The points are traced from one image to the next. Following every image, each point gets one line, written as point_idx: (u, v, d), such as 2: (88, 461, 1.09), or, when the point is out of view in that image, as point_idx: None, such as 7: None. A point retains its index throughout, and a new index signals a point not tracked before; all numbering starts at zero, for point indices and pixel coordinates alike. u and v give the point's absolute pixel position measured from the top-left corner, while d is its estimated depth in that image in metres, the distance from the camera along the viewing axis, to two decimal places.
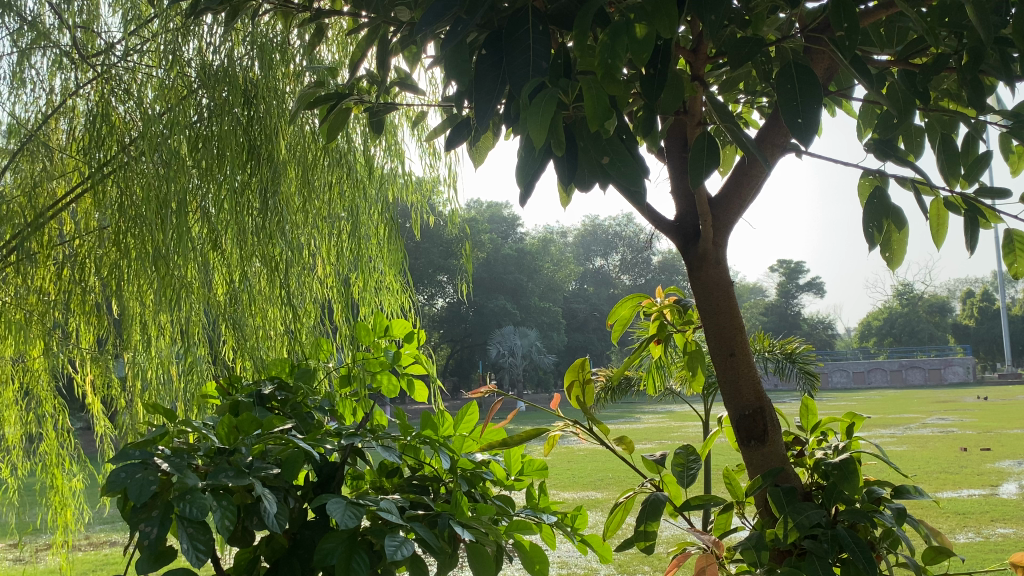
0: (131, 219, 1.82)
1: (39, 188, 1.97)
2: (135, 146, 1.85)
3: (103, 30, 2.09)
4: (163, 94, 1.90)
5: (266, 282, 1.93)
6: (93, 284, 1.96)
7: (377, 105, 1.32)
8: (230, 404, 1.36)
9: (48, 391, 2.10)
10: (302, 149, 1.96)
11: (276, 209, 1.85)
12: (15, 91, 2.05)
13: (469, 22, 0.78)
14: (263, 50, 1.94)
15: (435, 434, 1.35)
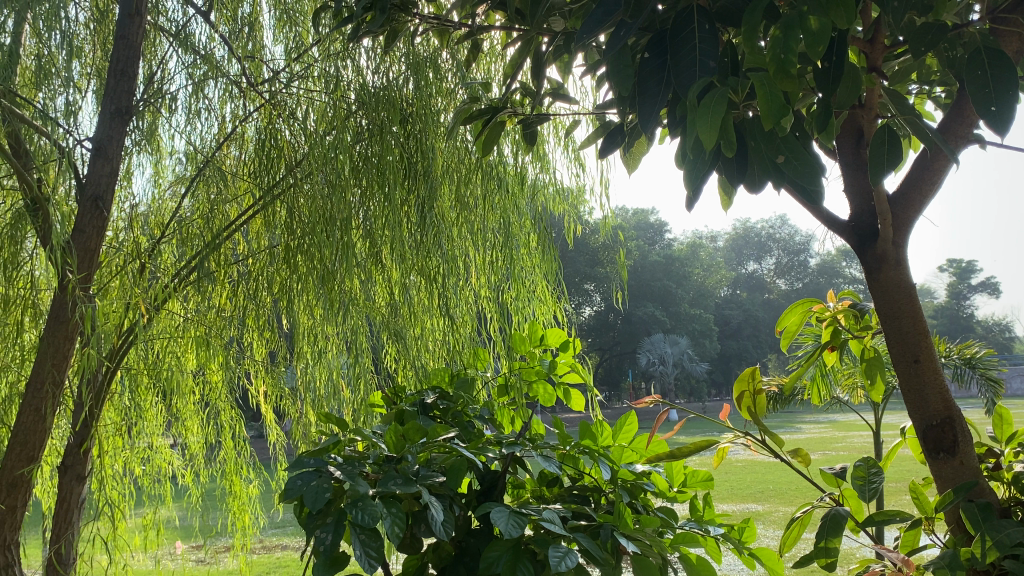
0: (300, 235, 1.95)
1: (216, 210, 2.08)
2: (303, 169, 1.96)
3: (267, 59, 2.20)
4: (326, 117, 1.99)
5: (424, 294, 1.99)
6: (266, 300, 2.07)
7: (531, 117, 1.32)
8: (396, 412, 1.41)
9: (225, 402, 2.22)
10: (456, 167, 2.03)
11: (433, 226, 1.92)
12: (191, 121, 2.16)
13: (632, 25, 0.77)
14: (417, 68, 2.00)
15: (594, 444, 1.35)
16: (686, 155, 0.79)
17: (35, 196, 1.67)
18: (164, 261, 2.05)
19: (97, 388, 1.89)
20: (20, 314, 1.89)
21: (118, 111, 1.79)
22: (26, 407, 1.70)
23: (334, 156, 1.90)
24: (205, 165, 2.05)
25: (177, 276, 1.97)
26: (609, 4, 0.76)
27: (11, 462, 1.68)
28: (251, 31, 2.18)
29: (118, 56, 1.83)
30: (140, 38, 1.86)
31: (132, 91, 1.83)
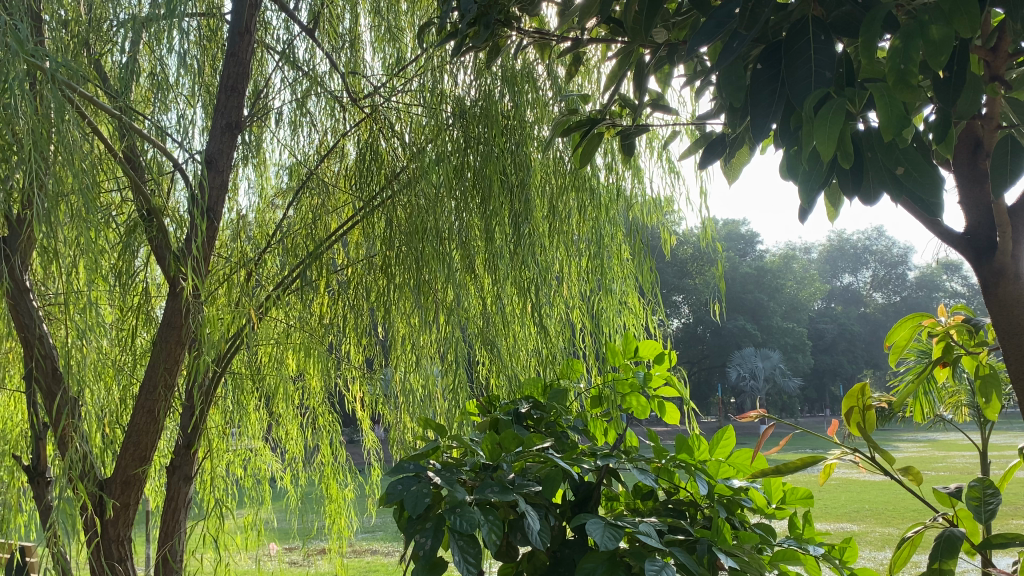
0: (395, 247, 2.00)
1: (318, 221, 2.15)
2: (401, 181, 2.01)
3: (368, 73, 2.26)
4: (424, 130, 2.04)
5: (517, 306, 2.01)
6: (364, 309, 2.12)
7: (630, 129, 1.32)
8: (491, 421, 1.43)
9: (323, 407, 2.30)
10: (548, 177, 2.05)
11: (528, 237, 1.94)
12: (293, 135, 2.23)
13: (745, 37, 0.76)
14: (513, 81, 2.01)
15: (690, 458, 1.33)
16: (800, 169, 0.80)
17: (150, 207, 1.75)
18: (268, 271, 2.11)
19: (205, 391, 1.97)
20: (134, 320, 1.98)
21: (228, 125, 1.90)
22: (140, 409, 1.79)
23: (431, 169, 1.93)
24: (307, 178, 2.11)
25: (281, 285, 2.03)
26: (721, 17, 0.77)
27: (125, 462, 1.77)
28: (352, 47, 2.23)
29: (229, 73, 1.92)
30: (248, 56, 1.94)
31: (242, 106, 1.93)
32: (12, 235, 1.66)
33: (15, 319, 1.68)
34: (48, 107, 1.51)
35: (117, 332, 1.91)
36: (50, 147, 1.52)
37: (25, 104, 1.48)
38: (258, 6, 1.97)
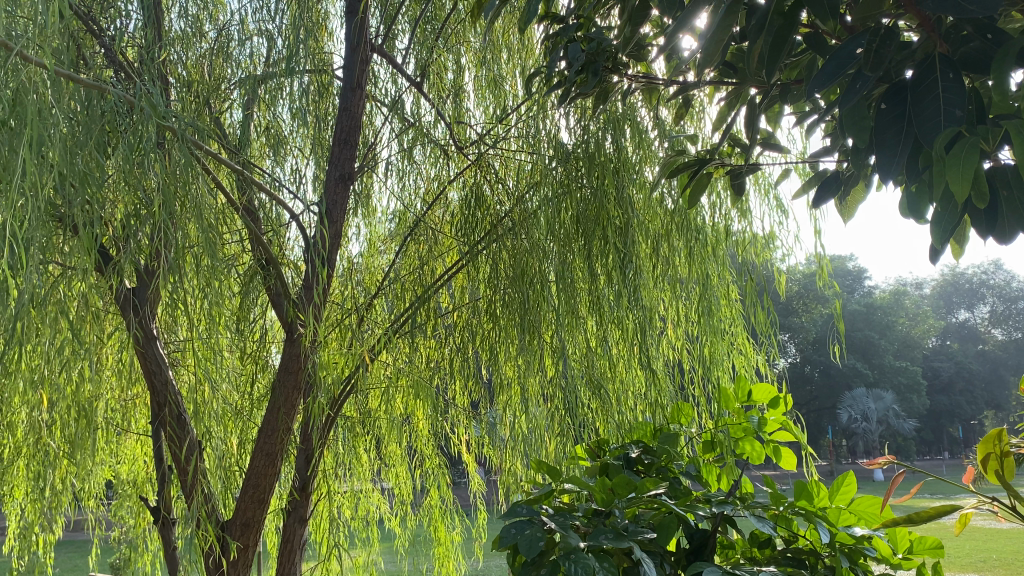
0: (500, 291, 2.02)
1: (426, 266, 2.21)
2: (505, 224, 2.04)
3: (471, 122, 2.30)
4: (529, 175, 2.07)
5: (624, 348, 1.98)
6: (470, 351, 2.14)
7: (740, 169, 1.30)
8: (601, 465, 1.42)
9: (431, 450, 2.33)
10: (657, 220, 2.05)
11: (634, 280, 1.89)
12: (401, 184, 2.28)
13: (870, 78, 0.76)
14: (616, 123, 2.01)
15: (810, 505, 1.29)
16: (933, 210, 0.81)
17: (269, 257, 1.84)
18: (377, 316, 2.17)
19: (318, 435, 2.02)
20: (252, 366, 2.05)
21: (342, 177, 1.99)
22: (260, 452, 1.86)
23: (534, 213, 2.00)
24: (415, 225, 2.17)
25: (390, 330, 2.07)
26: (843, 57, 0.77)
27: (245, 503, 1.84)
28: (456, 97, 2.29)
29: (342, 127, 2.01)
30: (360, 109, 2.03)
31: (354, 158, 2.01)
32: (142, 286, 1.76)
33: (143, 365, 1.77)
34: (178, 166, 1.60)
35: (237, 377, 1.98)
36: (181, 205, 1.60)
37: (157, 164, 1.57)
38: (368, 62, 2.05)
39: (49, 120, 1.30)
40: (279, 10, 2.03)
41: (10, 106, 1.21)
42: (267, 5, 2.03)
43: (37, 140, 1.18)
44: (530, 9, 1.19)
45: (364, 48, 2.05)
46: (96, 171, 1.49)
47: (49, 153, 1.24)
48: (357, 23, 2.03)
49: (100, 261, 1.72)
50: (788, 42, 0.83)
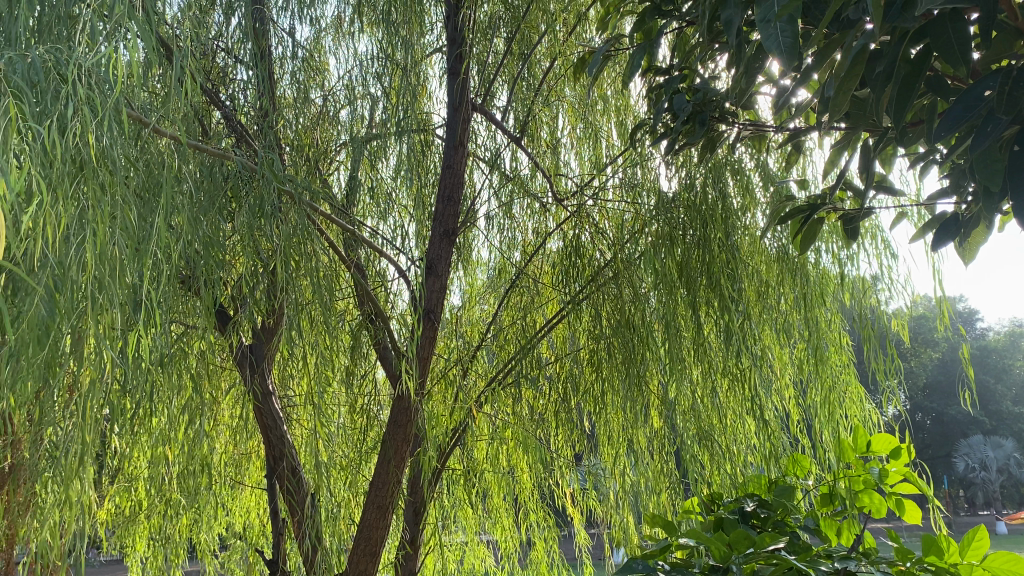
0: (603, 342, 2.02)
1: (529, 316, 2.21)
2: (607, 274, 2.05)
3: (568, 173, 2.32)
4: (629, 225, 2.07)
5: (734, 398, 1.95)
6: (572, 402, 2.12)
7: (854, 213, 1.27)
8: (716, 519, 1.40)
9: (536, 502, 2.31)
10: (768, 267, 2.01)
11: (741, 328, 1.87)
12: (501, 240, 2.27)
13: (1003, 121, 0.76)
14: (718, 171, 2.00)
15: (940, 561, 1.24)
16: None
17: (378, 312, 1.88)
18: (481, 367, 2.20)
19: (426, 488, 2.04)
20: (359, 420, 2.08)
21: (446, 233, 2.03)
22: (371, 505, 1.89)
23: (636, 262, 1.99)
24: (514, 278, 2.18)
25: (494, 382, 2.09)
26: (970, 101, 0.79)
27: (358, 556, 1.87)
28: (553, 149, 2.31)
29: (446, 184, 2.06)
30: (462, 166, 2.08)
31: (458, 213, 2.06)
32: (258, 345, 1.83)
33: (260, 421, 1.85)
34: (294, 228, 1.68)
35: (347, 431, 2.02)
36: (298, 266, 1.68)
37: (275, 227, 1.63)
38: (469, 120, 2.10)
39: (181, 189, 1.38)
40: (378, 76, 2.08)
41: (146, 179, 1.28)
42: (369, 72, 2.08)
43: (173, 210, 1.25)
44: (635, 61, 1.20)
45: (466, 107, 2.09)
46: (219, 236, 1.57)
47: (181, 220, 1.32)
48: (459, 84, 2.09)
49: (219, 320, 1.79)
50: (915, 87, 0.82)
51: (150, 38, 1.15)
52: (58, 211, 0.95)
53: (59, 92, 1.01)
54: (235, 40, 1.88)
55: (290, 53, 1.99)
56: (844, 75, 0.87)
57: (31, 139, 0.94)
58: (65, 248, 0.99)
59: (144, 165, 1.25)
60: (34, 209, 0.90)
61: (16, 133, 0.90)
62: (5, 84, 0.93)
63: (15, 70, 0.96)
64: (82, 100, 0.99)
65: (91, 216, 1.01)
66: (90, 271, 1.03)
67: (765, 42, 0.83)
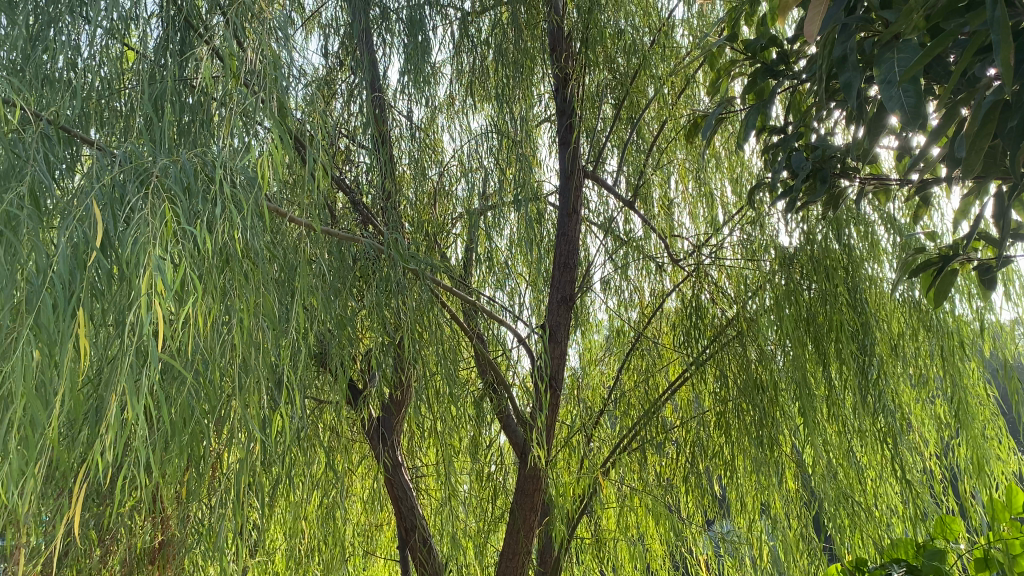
0: (731, 403, 1.98)
1: (651, 380, 2.17)
2: (730, 331, 2.02)
3: (684, 233, 2.30)
4: (749, 281, 2.04)
5: (874, 458, 1.90)
6: (701, 466, 2.06)
7: (991, 262, 1.22)
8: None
9: (668, 571, 2.25)
10: (900, 319, 1.94)
11: (877, 385, 1.85)
12: (618, 302, 2.23)
13: None
14: (840, 224, 1.95)
15: None
16: None
17: (500, 379, 1.91)
18: (604, 432, 2.14)
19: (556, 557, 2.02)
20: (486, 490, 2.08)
21: (563, 299, 2.06)
22: None
23: (760, 319, 1.96)
24: (636, 341, 2.14)
25: (618, 447, 2.07)
26: None
27: None
28: (667, 210, 2.30)
29: (562, 251, 2.09)
30: (576, 233, 2.11)
31: (574, 279, 2.08)
32: (387, 417, 1.87)
33: (391, 492, 1.90)
34: (419, 302, 1.73)
35: (474, 500, 2.02)
36: (424, 339, 1.73)
37: (403, 303, 1.69)
38: (582, 187, 2.13)
39: (313, 272, 1.44)
40: (488, 147, 2.09)
41: (281, 263, 1.34)
42: (478, 145, 2.10)
43: (308, 293, 1.31)
44: (750, 122, 1.21)
45: (578, 175, 2.12)
46: (347, 313, 1.62)
47: (314, 302, 1.37)
48: (570, 152, 2.11)
49: (349, 395, 1.85)
50: None
51: (283, 134, 1.22)
52: (208, 305, 1.01)
53: (206, 191, 1.08)
54: (356, 126, 1.94)
55: (407, 134, 2.03)
56: (974, 134, 0.85)
57: (183, 238, 1.01)
58: (216, 338, 1.05)
59: (279, 253, 1.32)
60: (188, 304, 0.96)
61: (171, 233, 0.96)
62: (160, 188, 1.00)
63: (168, 175, 1.03)
64: (226, 198, 1.06)
65: (237, 306, 1.06)
66: (237, 356, 1.09)
67: (888, 102, 0.83)
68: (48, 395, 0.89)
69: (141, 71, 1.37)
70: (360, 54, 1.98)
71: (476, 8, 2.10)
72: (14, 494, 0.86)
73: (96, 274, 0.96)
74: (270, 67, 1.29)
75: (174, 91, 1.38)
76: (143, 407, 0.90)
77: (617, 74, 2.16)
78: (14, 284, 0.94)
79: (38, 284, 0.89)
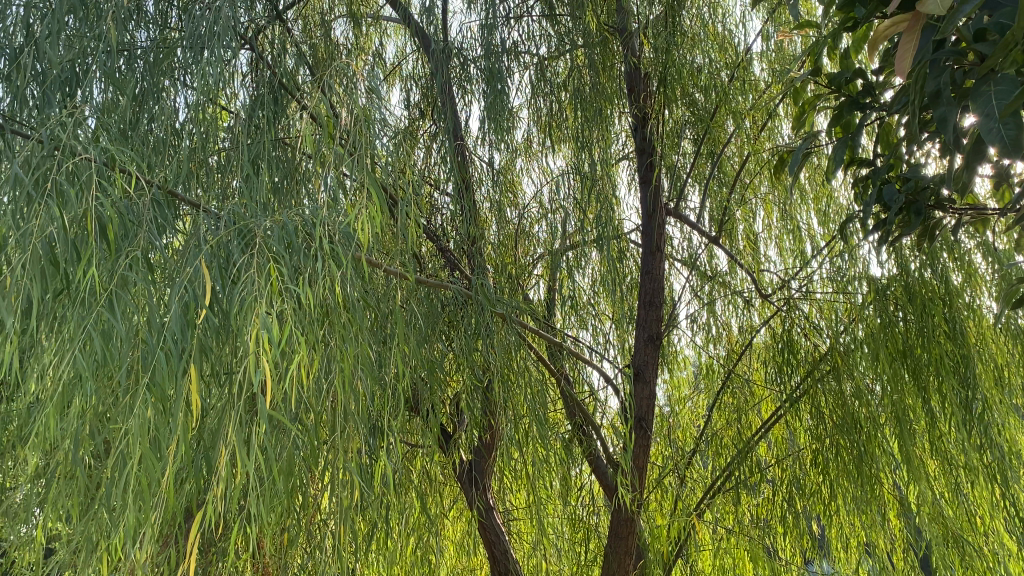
0: (826, 441, 1.93)
1: (743, 419, 2.12)
2: (823, 365, 1.95)
3: (770, 266, 2.27)
4: (841, 314, 2.00)
5: (984, 494, 1.86)
6: (799, 506, 2.00)
7: None
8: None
9: None
10: (1003, 349, 1.91)
11: (983, 420, 1.82)
12: (704, 338, 2.20)
13: None
14: (934, 254, 1.91)
15: None
16: None
17: (590, 419, 1.92)
18: (696, 472, 2.10)
19: None
20: (580, 534, 2.05)
21: (651, 338, 2.06)
22: None
23: (855, 352, 1.91)
24: (726, 379, 2.10)
25: (712, 488, 2.03)
26: None
27: None
28: (753, 245, 2.27)
29: (646, 289, 2.09)
30: (660, 271, 2.10)
31: (661, 318, 2.08)
32: (477, 461, 1.88)
33: (484, 536, 1.91)
34: (507, 345, 1.75)
35: (566, 543, 2.01)
36: (513, 381, 1.74)
37: (491, 347, 1.71)
38: (665, 226, 2.13)
39: (405, 319, 1.47)
40: (568, 189, 2.08)
41: (375, 312, 1.38)
42: (558, 186, 2.10)
43: (402, 340, 1.35)
44: (837, 156, 1.19)
45: (660, 214, 2.12)
46: (437, 357, 1.65)
47: (407, 349, 1.40)
48: (651, 191, 2.11)
49: (441, 439, 1.86)
50: None
51: (375, 189, 1.25)
52: (311, 357, 1.05)
53: (306, 248, 1.12)
54: (440, 174, 1.98)
55: (489, 180, 2.05)
56: None
57: (288, 295, 1.05)
58: (318, 388, 1.09)
59: (374, 302, 1.35)
60: (294, 360, 1.00)
61: (276, 291, 1.01)
62: (264, 248, 1.04)
63: (271, 235, 1.08)
64: (327, 254, 1.10)
65: (338, 358, 1.10)
66: (339, 405, 1.13)
67: (987, 136, 0.82)
68: (164, 449, 0.94)
69: (240, 133, 1.45)
70: (444, 105, 2.00)
71: (552, 53, 2.08)
72: (135, 542, 0.92)
73: (206, 331, 1.01)
74: (362, 125, 1.34)
75: (270, 149, 1.45)
76: (252, 459, 0.94)
77: (695, 110, 2.15)
78: (132, 342, 1.00)
79: (153, 345, 0.95)
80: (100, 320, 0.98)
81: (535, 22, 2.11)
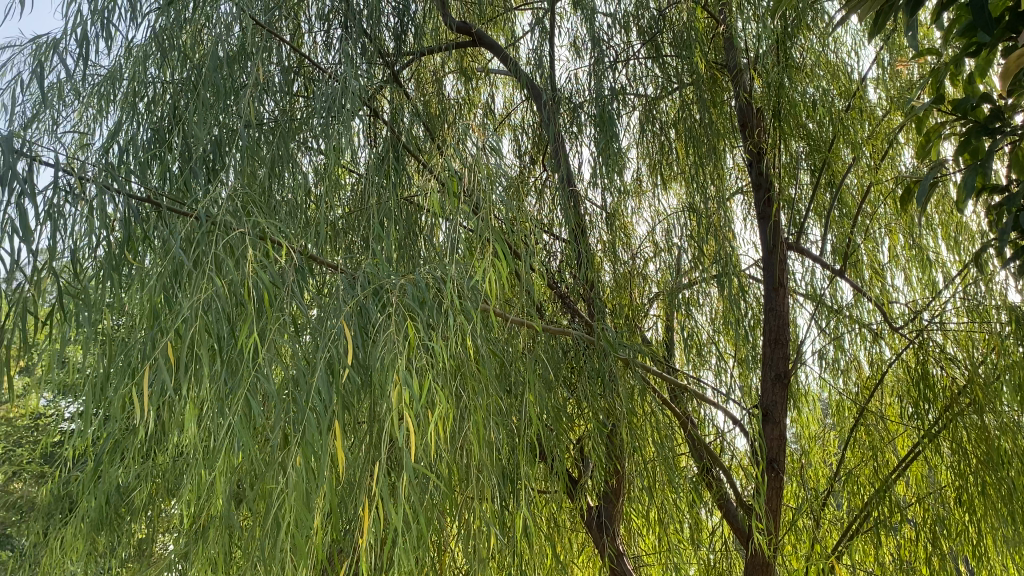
0: (970, 477, 1.85)
1: (879, 456, 2.04)
2: (961, 398, 1.86)
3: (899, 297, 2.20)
4: (976, 342, 1.98)
5: None
6: (944, 547, 1.91)
7: None
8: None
9: None
10: None
11: None
12: (832, 372, 2.12)
13: None
14: None
15: None
16: None
17: (719, 461, 1.89)
18: (832, 514, 2.02)
19: None
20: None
21: (778, 376, 2.03)
22: None
23: (997, 383, 1.87)
24: (859, 416, 2.02)
25: (851, 531, 1.94)
26: None
27: None
28: (879, 276, 2.18)
29: (771, 326, 2.06)
30: (784, 307, 2.07)
31: (787, 355, 2.05)
32: (606, 507, 1.86)
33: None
34: (631, 390, 1.75)
35: None
36: (641, 426, 1.75)
37: (617, 392, 1.71)
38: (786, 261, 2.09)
39: (528, 365, 1.50)
40: (681, 227, 2.10)
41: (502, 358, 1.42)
42: (671, 225, 2.11)
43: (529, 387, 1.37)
44: (967, 184, 1.16)
45: (781, 248, 2.08)
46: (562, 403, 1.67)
47: (533, 396, 1.42)
48: (771, 227, 2.09)
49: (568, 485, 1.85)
50: None
51: (501, 242, 1.29)
52: (446, 410, 1.09)
53: (437, 304, 1.17)
54: (554, 219, 2.00)
55: (599, 219, 2.04)
56: None
57: (423, 351, 1.09)
58: (452, 439, 1.12)
59: (500, 351, 1.38)
60: (433, 414, 1.04)
61: (415, 349, 1.05)
62: (400, 307, 1.09)
63: (405, 294, 1.13)
64: (456, 309, 1.14)
65: (471, 410, 1.13)
66: (471, 457, 1.15)
67: None
68: (313, 503, 0.99)
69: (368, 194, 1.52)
70: (554, 153, 2.01)
71: (660, 92, 2.10)
72: None
73: (348, 389, 1.06)
74: (483, 183, 1.39)
75: (394, 208, 1.51)
76: (397, 510, 0.98)
77: (812, 141, 2.10)
78: (280, 402, 1.06)
79: (302, 404, 1.00)
80: (250, 382, 1.04)
81: (641, 63, 2.13)
